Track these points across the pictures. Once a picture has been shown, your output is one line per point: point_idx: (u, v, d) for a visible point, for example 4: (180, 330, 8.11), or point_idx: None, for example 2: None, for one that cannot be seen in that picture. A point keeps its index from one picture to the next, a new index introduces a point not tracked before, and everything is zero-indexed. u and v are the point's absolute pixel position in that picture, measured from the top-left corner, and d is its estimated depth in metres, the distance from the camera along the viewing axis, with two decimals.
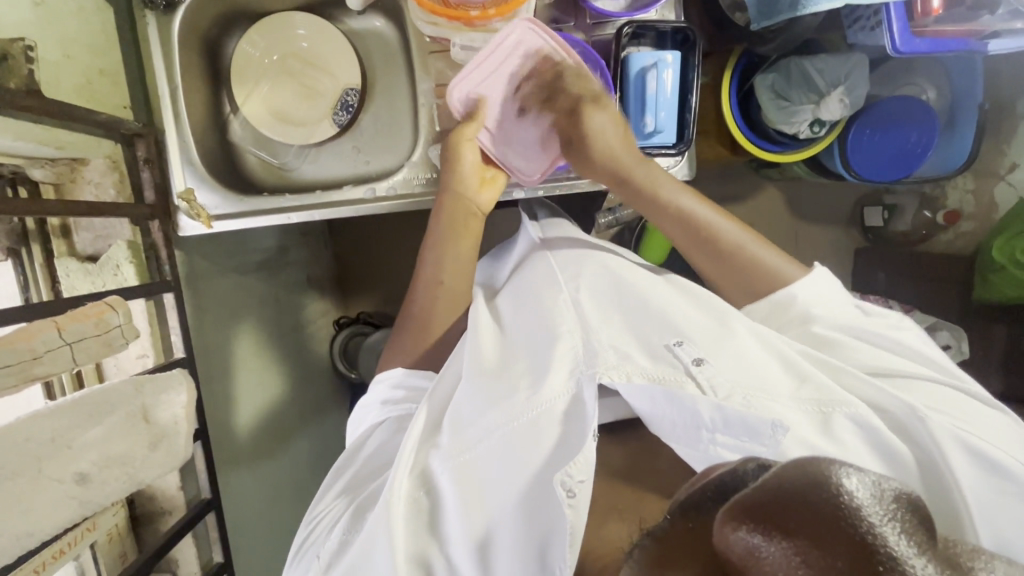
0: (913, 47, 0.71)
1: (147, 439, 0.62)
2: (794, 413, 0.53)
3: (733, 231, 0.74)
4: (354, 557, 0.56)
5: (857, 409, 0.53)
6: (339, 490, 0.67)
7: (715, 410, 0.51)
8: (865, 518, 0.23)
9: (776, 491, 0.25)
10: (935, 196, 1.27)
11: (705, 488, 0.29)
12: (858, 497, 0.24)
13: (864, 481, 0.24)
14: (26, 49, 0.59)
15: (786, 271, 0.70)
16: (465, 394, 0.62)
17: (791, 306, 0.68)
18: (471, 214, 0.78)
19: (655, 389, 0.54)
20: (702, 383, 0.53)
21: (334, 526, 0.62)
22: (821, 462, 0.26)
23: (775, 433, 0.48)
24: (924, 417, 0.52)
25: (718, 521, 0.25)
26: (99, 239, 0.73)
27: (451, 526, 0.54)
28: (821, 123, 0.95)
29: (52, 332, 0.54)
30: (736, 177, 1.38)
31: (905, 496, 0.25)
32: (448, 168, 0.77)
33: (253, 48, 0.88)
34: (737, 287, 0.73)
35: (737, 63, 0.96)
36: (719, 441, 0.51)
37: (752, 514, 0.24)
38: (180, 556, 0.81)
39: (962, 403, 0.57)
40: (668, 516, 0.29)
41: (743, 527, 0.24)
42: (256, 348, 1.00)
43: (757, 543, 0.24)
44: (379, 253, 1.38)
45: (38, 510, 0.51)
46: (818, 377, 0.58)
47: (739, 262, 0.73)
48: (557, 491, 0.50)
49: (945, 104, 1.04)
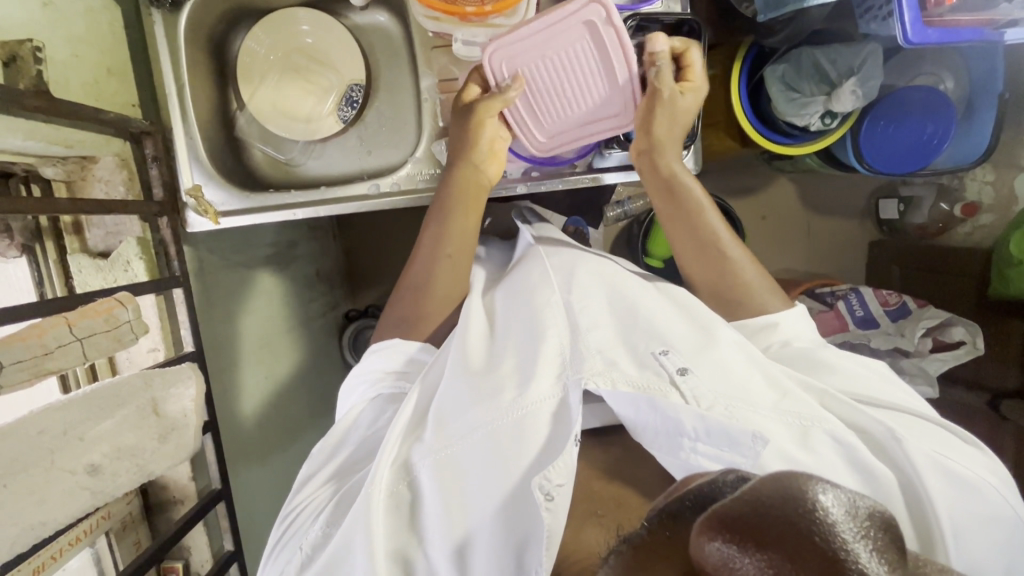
0: (924, 38, 0.69)
1: (158, 431, 0.64)
2: (774, 424, 0.54)
3: (735, 245, 0.75)
4: (330, 554, 0.57)
5: (836, 426, 0.55)
6: (324, 479, 0.67)
7: (696, 420, 0.53)
8: (838, 534, 0.24)
9: (757, 507, 0.25)
10: (954, 188, 1.23)
11: (685, 498, 0.30)
12: (833, 514, 0.25)
13: (839, 498, 0.25)
14: (34, 50, 0.61)
15: (767, 304, 0.72)
16: (450, 391, 0.63)
17: (773, 331, 0.70)
18: (480, 188, 0.78)
19: (638, 396, 0.56)
20: (686, 392, 0.55)
21: (318, 515, 0.63)
22: (799, 478, 0.27)
23: (755, 444, 0.49)
24: (901, 439, 0.54)
25: (695, 532, 0.26)
26: (110, 236, 0.75)
27: (432, 526, 0.56)
28: (833, 115, 0.93)
29: (63, 328, 0.55)
30: (748, 169, 1.36)
31: (878, 514, 0.26)
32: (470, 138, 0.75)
33: (258, 45, 0.89)
34: (723, 307, 0.74)
35: (748, 54, 0.93)
36: (700, 450, 0.53)
37: (728, 524, 0.25)
38: (193, 543, 0.84)
39: (938, 431, 0.57)
40: (646, 525, 0.31)
41: (718, 537, 0.25)
42: (267, 339, 1.02)
43: (732, 554, 0.24)
44: (388, 246, 1.39)
45: (51, 498, 0.53)
46: (797, 393, 0.58)
47: (734, 285, 0.74)
48: (535, 494, 0.52)
49: (963, 95, 1.01)
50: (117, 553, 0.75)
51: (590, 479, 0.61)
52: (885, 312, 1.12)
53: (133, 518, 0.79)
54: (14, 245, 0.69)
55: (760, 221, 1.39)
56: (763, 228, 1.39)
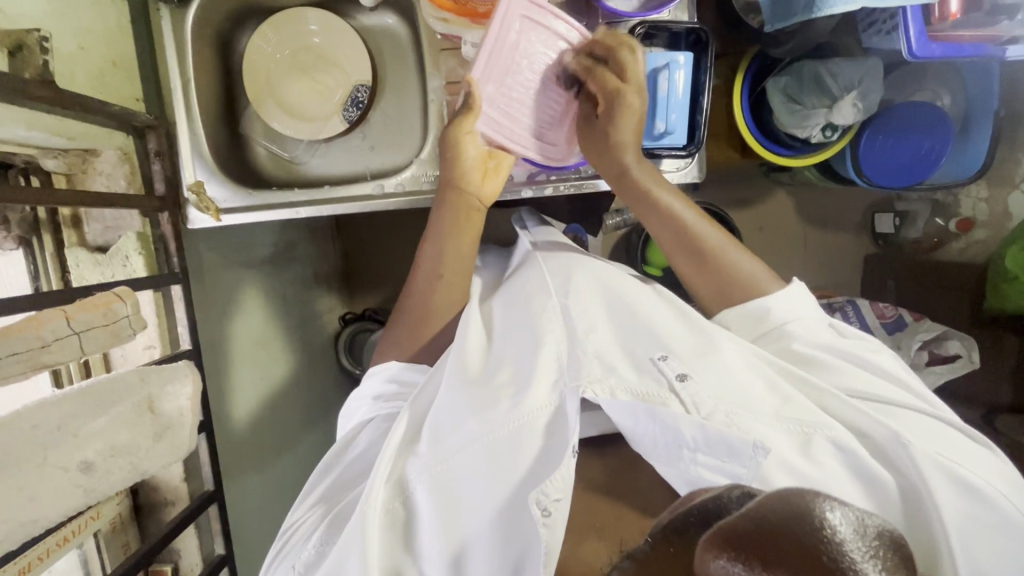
0: (929, 52, 0.71)
1: (153, 430, 0.62)
2: (774, 433, 0.54)
3: (717, 234, 0.74)
4: (328, 568, 0.55)
5: (838, 433, 0.54)
6: (315, 500, 0.66)
7: (696, 429, 0.52)
8: (847, 554, 0.23)
9: (765, 523, 0.24)
10: (948, 204, 1.26)
11: (689, 514, 0.28)
12: (842, 532, 0.23)
13: (848, 516, 0.24)
14: (40, 40, 0.60)
15: (762, 283, 0.71)
16: (446, 400, 0.62)
17: (764, 320, 0.69)
18: (472, 210, 0.77)
19: (637, 405, 0.54)
20: (686, 400, 0.54)
21: (310, 536, 0.61)
22: (806, 494, 0.26)
23: (755, 454, 0.48)
24: (907, 444, 0.53)
25: (699, 548, 0.24)
26: (109, 230, 0.73)
27: (428, 540, 0.55)
28: (833, 128, 0.93)
29: (61, 321, 0.54)
30: (747, 181, 1.37)
31: (887, 534, 0.25)
32: (449, 163, 0.75)
33: (265, 42, 0.87)
34: (716, 297, 0.73)
35: (749, 66, 0.95)
36: (700, 461, 0.51)
37: (735, 540, 0.23)
38: (183, 547, 0.82)
39: (946, 432, 0.57)
40: (648, 539, 0.29)
41: (724, 554, 0.23)
42: (263, 338, 1.01)
43: (737, 571, 0.23)
44: (385, 251, 1.38)
45: (41, 496, 0.51)
46: (799, 398, 0.58)
47: (719, 274, 0.73)
48: (532, 509, 0.50)
49: (960, 111, 1.03)
50: (104, 556, 0.74)
51: (593, 486, 0.60)
52: (881, 325, 1.12)
53: (122, 520, 0.77)
54: (11, 237, 0.67)
55: (757, 233, 1.40)
56: (760, 239, 1.40)
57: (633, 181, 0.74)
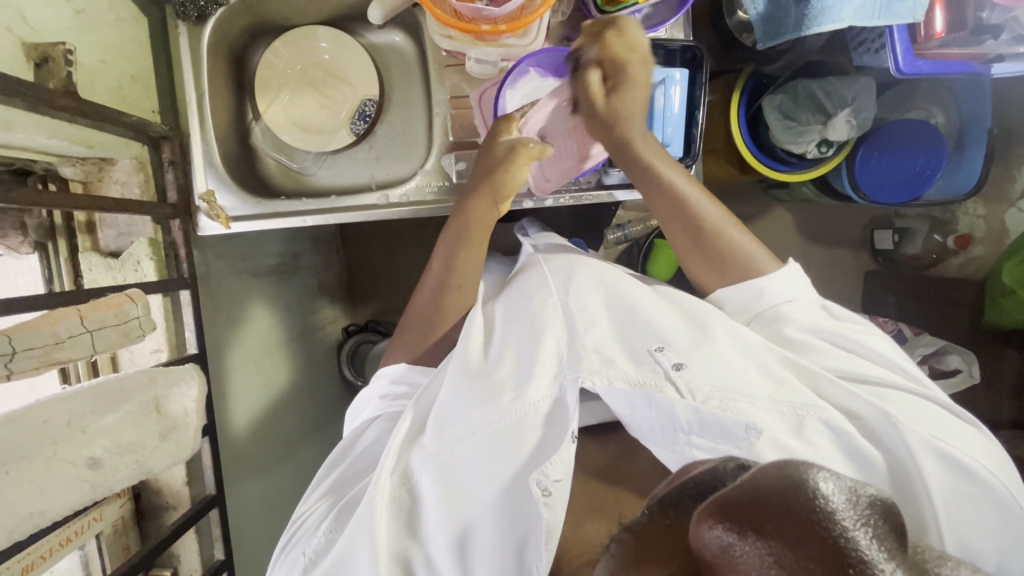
0: (915, 68, 0.75)
1: (158, 429, 0.64)
2: (769, 416, 0.54)
3: (717, 212, 0.75)
4: (336, 555, 0.57)
5: (831, 415, 0.54)
6: (324, 490, 0.67)
7: (691, 413, 0.52)
8: (838, 521, 0.23)
9: (755, 492, 0.25)
10: (946, 221, 1.28)
11: (685, 487, 0.29)
12: (834, 502, 0.24)
13: (839, 485, 0.25)
14: (66, 53, 0.63)
15: (761, 263, 0.73)
16: (450, 394, 0.63)
17: (761, 299, 0.71)
18: (489, 225, 0.79)
19: (634, 392, 0.55)
20: (681, 387, 0.55)
21: (318, 526, 0.62)
22: (799, 465, 0.26)
23: (749, 435, 0.49)
24: (896, 424, 0.54)
25: (695, 519, 0.26)
26: (123, 236, 0.76)
27: (435, 526, 0.56)
28: (829, 142, 0.96)
29: (75, 319, 0.56)
30: (747, 198, 1.39)
31: (880, 502, 0.25)
32: (498, 183, 0.75)
33: (277, 58, 0.91)
34: (716, 274, 0.75)
35: (748, 82, 0.97)
36: (695, 442, 0.51)
37: (727, 512, 0.25)
38: (183, 551, 0.83)
39: (933, 412, 0.58)
40: (647, 512, 0.30)
41: (718, 525, 0.24)
42: (267, 346, 1.03)
43: (731, 541, 0.24)
44: (389, 262, 1.40)
45: (50, 489, 0.53)
46: (793, 381, 0.59)
47: (722, 250, 0.74)
48: (532, 489, 0.51)
49: (953, 129, 1.06)
50: (106, 557, 0.74)
51: (593, 476, 0.61)
52: None
53: (124, 522, 0.78)
54: (27, 242, 0.70)
55: None
56: None
57: (639, 157, 0.74)
